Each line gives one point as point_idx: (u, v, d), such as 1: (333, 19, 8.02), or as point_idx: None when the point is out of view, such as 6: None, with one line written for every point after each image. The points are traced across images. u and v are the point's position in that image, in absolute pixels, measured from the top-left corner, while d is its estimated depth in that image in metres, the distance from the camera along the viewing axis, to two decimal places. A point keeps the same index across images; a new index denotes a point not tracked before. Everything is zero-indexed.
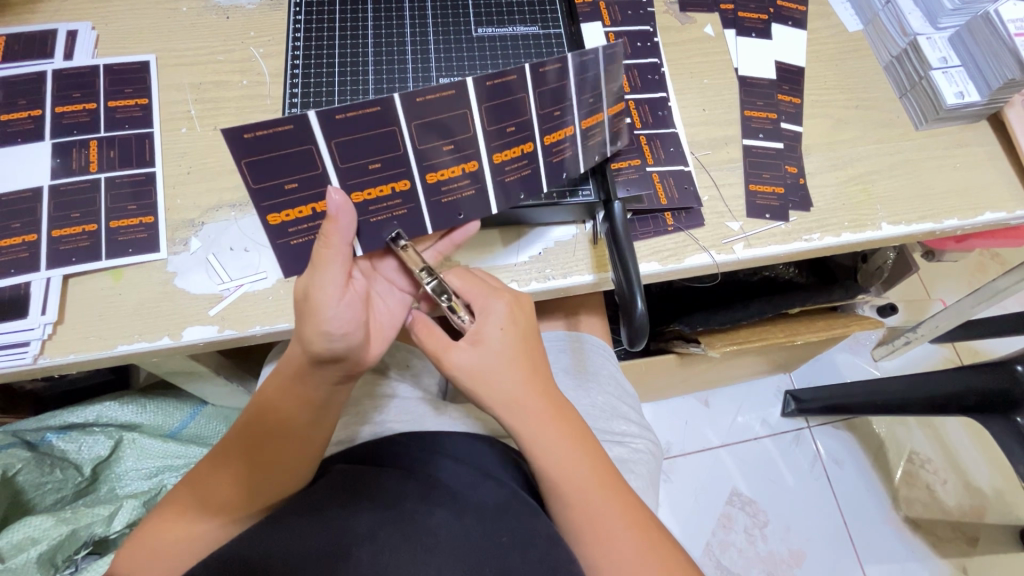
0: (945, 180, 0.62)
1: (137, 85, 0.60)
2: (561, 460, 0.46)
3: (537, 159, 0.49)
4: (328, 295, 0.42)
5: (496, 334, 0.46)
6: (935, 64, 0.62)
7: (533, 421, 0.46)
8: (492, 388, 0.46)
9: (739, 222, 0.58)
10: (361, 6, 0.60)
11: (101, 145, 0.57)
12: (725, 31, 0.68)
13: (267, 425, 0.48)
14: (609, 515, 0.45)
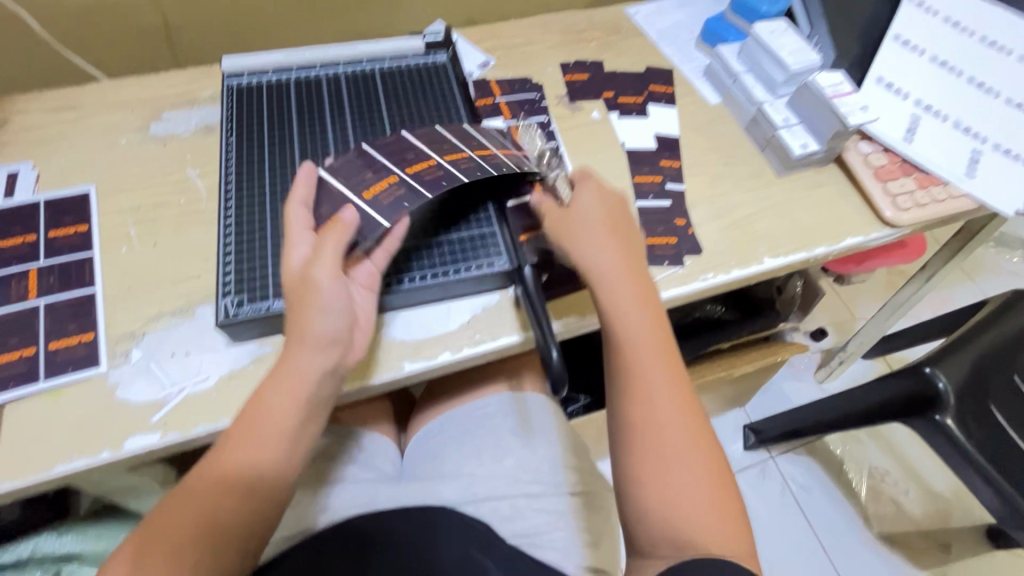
0: (809, 215, 0.73)
1: (77, 214, 0.64)
2: (653, 395, 0.53)
3: (446, 166, 0.58)
4: (317, 280, 0.50)
5: (642, 307, 0.55)
6: (779, 123, 0.74)
7: (625, 298, 0.55)
8: (626, 349, 0.54)
9: None
10: (288, 125, 0.67)
11: (40, 273, 0.59)
12: (609, 114, 0.80)
13: (261, 440, 0.49)
14: (673, 441, 0.51)
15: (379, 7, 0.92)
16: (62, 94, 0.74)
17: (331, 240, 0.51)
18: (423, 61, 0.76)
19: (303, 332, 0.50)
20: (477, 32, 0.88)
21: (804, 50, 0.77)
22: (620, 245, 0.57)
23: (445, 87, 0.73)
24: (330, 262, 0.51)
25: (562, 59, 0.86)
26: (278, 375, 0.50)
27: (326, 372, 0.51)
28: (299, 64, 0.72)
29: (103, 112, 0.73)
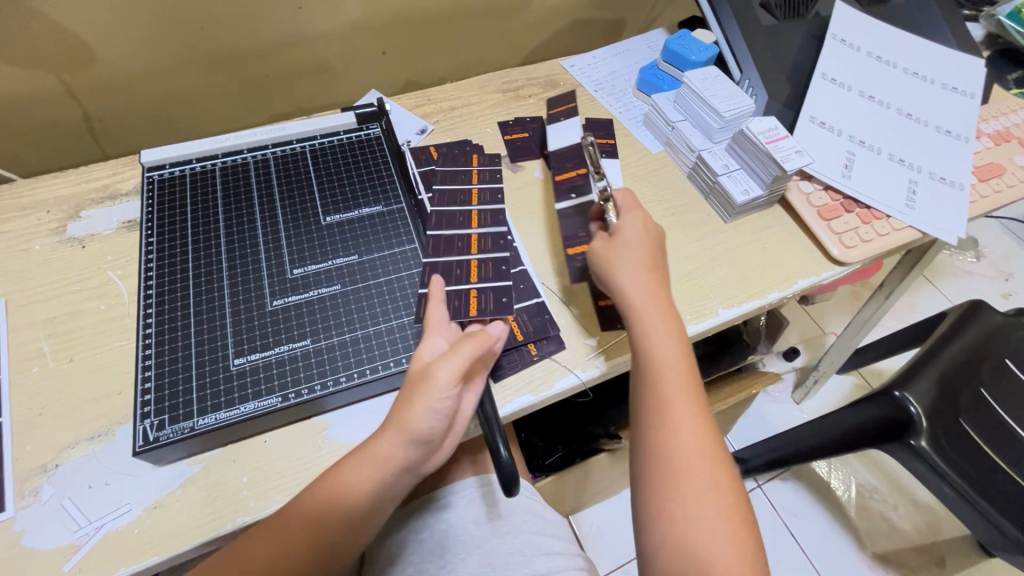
0: (759, 260, 0.72)
1: None
2: (676, 428, 0.50)
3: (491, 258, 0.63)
4: (435, 379, 0.48)
5: (670, 338, 0.54)
6: (719, 171, 0.74)
7: (653, 318, 0.55)
8: (649, 377, 0.52)
9: (595, 337, 0.63)
10: (214, 215, 0.64)
11: None
12: (551, 172, 0.79)
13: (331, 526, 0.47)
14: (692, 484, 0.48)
15: (313, 78, 0.91)
16: None
17: (464, 350, 0.49)
18: (357, 135, 0.74)
19: (408, 432, 0.47)
20: (413, 97, 0.87)
21: (738, 95, 0.77)
22: (655, 274, 0.57)
23: (379, 161, 0.71)
24: (460, 364, 0.49)
25: (501, 118, 0.85)
26: (362, 455, 0.48)
27: (415, 463, 0.49)
28: (225, 149, 0.70)
29: (16, 215, 0.69)
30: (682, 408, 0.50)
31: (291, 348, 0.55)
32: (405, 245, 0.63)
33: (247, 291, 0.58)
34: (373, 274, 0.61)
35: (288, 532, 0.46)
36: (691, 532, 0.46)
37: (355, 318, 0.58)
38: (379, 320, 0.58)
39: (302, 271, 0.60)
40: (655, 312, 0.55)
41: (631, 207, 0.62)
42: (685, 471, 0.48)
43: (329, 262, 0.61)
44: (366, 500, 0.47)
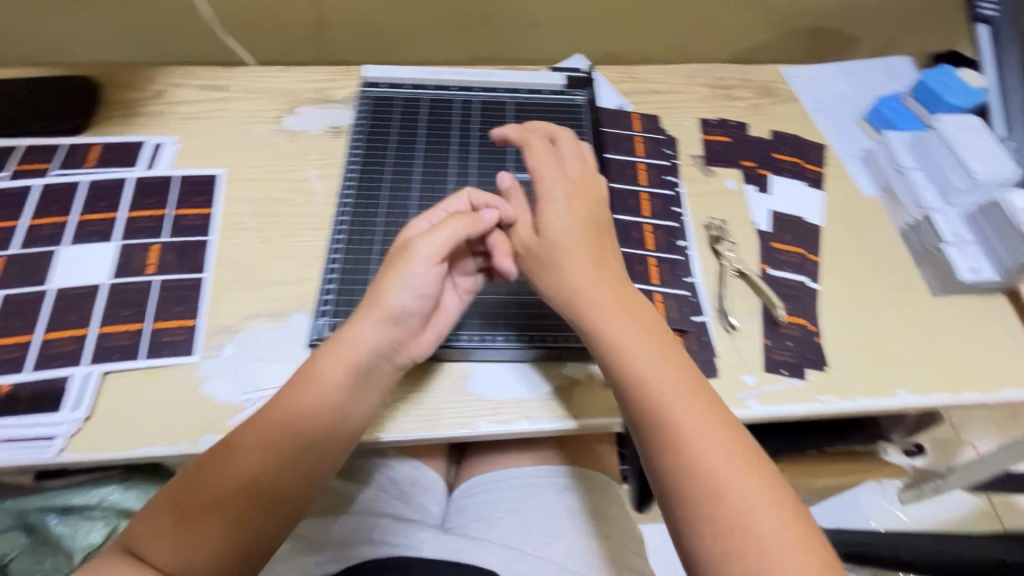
0: (963, 350, 0.62)
1: (204, 196, 0.66)
2: (675, 420, 0.45)
3: (670, 287, 0.62)
4: (432, 239, 0.50)
5: (638, 344, 0.48)
6: (947, 238, 0.65)
7: (605, 313, 0.49)
8: (628, 373, 0.47)
9: (754, 376, 0.59)
10: (414, 144, 0.66)
11: (161, 250, 0.61)
12: (745, 186, 0.73)
13: (259, 431, 0.47)
14: (731, 502, 0.41)
15: (520, 28, 0.90)
16: (214, 74, 0.78)
17: (458, 217, 0.51)
18: (560, 98, 0.72)
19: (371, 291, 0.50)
20: (617, 71, 0.83)
21: (1001, 157, 0.65)
22: (606, 251, 0.52)
23: (577, 130, 0.69)
24: (431, 238, 0.50)
25: (703, 115, 0.80)
26: (342, 356, 0.49)
27: (380, 348, 0.50)
28: (435, 82, 0.71)
29: (246, 97, 0.76)
30: (672, 398, 0.45)
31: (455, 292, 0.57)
32: None
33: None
34: None
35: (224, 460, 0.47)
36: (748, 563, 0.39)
37: None
38: None
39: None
40: (597, 296, 0.50)
41: (542, 169, 0.54)
42: (719, 491, 0.42)
43: None
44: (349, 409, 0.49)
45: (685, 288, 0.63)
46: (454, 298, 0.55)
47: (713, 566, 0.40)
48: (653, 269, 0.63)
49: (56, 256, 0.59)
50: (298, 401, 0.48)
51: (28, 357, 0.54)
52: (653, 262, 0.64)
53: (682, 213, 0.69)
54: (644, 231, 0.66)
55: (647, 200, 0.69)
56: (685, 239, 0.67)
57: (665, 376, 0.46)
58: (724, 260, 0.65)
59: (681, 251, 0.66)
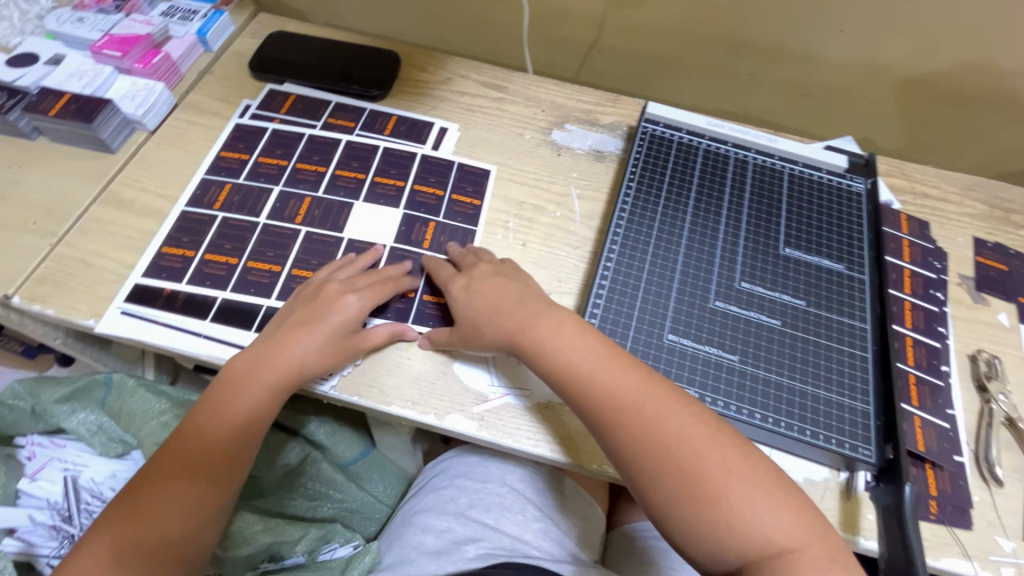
0: None
1: (477, 188, 0.70)
2: (661, 425, 0.48)
3: (928, 413, 0.58)
4: (341, 307, 0.56)
5: (564, 337, 0.52)
6: None
7: (554, 338, 0.52)
8: (592, 391, 0.50)
9: (1012, 542, 0.53)
10: (687, 191, 0.66)
11: (436, 228, 0.66)
12: (1020, 325, 0.66)
13: (241, 387, 0.53)
14: (719, 485, 0.45)
15: (786, 95, 0.88)
16: (497, 74, 0.83)
17: (373, 287, 0.58)
18: (839, 180, 0.69)
19: (338, 321, 0.55)
20: (888, 164, 0.79)
21: None
22: (520, 297, 0.56)
23: (854, 218, 0.66)
24: (363, 304, 0.57)
25: (978, 234, 0.73)
26: (250, 369, 0.54)
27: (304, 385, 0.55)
28: (714, 134, 0.71)
29: (521, 103, 0.80)
30: (657, 411, 0.48)
31: (718, 354, 0.55)
32: (854, 320, 0.59)
33: (696, 278, 0.60)
34: (814, 330, 0.58)
35: (192, 428, 0.53)
36: (748, 525, 0.44)
37: (783, 363, 0.55)
38: (807, 379, 0.55)
39: (748, 288, 0.60)
40: (553, 339, 0.52)
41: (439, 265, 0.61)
42: (704, 478, 0.45)
43: (776, 293, 0.59)
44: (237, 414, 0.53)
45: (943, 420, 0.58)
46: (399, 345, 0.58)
47: (715, 549, 0.44)
48: (914, 389, 0.59)
49: (353, 209, 0.66)
50: (228, 396, 0.53)
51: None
52: (912, 380, 0.60)
53: (947, 335, 0.64)
54: (906, 343, 0.62)
55: (912, 311, 0.64)
56: (947, 364, 0.62)
57: (645, 396, 0.49)
58: (992, 402, 0.59)
59: (944, 376, 0.61)
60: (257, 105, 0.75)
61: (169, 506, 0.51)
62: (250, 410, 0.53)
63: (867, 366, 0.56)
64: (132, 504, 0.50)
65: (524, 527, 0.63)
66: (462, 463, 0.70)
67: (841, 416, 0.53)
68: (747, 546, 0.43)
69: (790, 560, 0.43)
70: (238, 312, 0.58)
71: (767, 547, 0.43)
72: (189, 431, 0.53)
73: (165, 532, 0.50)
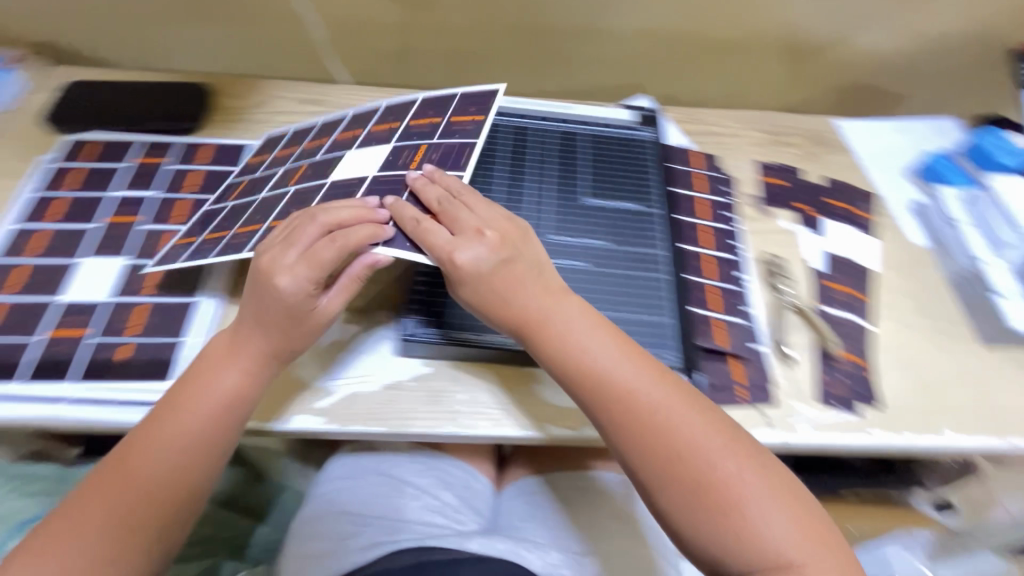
0: (1012, 397, 0.64)
1: (324, 167, 0.65)
2: (624, 385, 0.50)
3: (727, 315, 0.66)
4: (279, 283, 0.51)
5: (582, 319, 0.52)
6: (994, 292, 0.70)
7: (558, 316, 0.52)
8: (568, 361, 0.51)
9: (807, 405, 0.62)
10: (494, 164, 0.71)
11: (284, 198, 0.62)
12: (799, 227, 0.77)
13: (220, 373, 0.52)
14: (705, 447, 0.47)
15: (588, 69, 0.97)
16: (312, 90, 0.85)
17: (297, 255, 0.51)
18: (628, 133, 0.78)
19: (279, 304, 0.51)
20: (679, 113, 0.89)
21: None
22: (535, 283, 0.53)
23: (644, 162, 0.75)
24: (302, 283, 0.51)
25: (758, 158, 0.84)
26: (209, 375, 0.52)
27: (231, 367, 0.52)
28: (515, 111, 0.78)
29: (339, 113, 0.82)
30: (628, 372, 0.50)
31: None
32: (652, 249, 0.66)
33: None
34: (619, 264, 0.64)
35: (162, 427, 0.50)
36: (726, 482, 0.46)
37: (594, 298, 0.62)
38: (613, 307, 0.62)
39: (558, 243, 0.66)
40: (515, 288, 0.52)
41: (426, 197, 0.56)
42: (680, 437, 0.48)
43: (582, 239, 0.66)
44: (205, 418, 0.50)
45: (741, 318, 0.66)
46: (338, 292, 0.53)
47: (691, 505, 0.46)
48: (714, 297, 0.67)
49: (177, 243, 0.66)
50: (195, 394, 0.51)
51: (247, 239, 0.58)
52: (712, 290, 0.68)
53: (738, 246, 0.73)
54: (704, 261, 0.70)
55: (707, 233, 0.73)
56: (741, 270, 0.71)
57: (626, 368, 0.51)
58: (779, 294, 0.69)
59: (739, 281, 0.70)
60: (59, 157, 0.73)
61: (125, 510, 0.47)
62: (223, 406, 0.51)
63: (661, 285, 0.64)
64: (85, 504, 0.47)
65: (403, 507, 0.66)
66: (343, 467, 0.71)
67: (646, 333, 0.60)
68: (724, 500, 0.45)
69: (750, 509, 0.45)
70: (57, 365, 0.57)
71: (734, 500, 0.45)
72: (156, 429, 0.50)
73: (121, 534, 0.47)
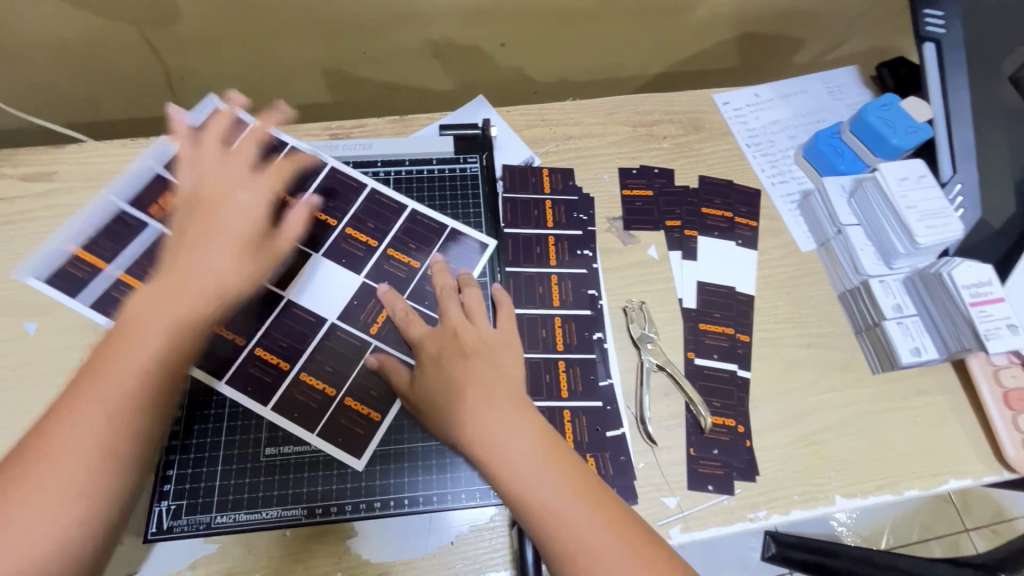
0: (902, 434, 0.57)
1: (126, 243, 0.57)
2: (525, 485, 0.39)
3: (578, 399, 0.56)
4: (237, 204, 0.48)
5: (509, 412, 0.41)
6: (888, 314, 0.57)
7: (460, 391, 0.43)
8: (515, 461, 0.40)
9: (677, 497, 0.53)
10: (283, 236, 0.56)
11: (136, 272, 0.56)
12: (670, 253, 0.65)
13: (148, 336, 0.40)
14: (609, 571, 0.36)
15: (415, 62, 0.78)
16: (37, 156, 0.64)
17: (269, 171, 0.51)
18: (451, 167, 0.62)
19: (235, 218, 0.47)
20: (525, 113, 0.72)
21: (945, 214, 0.58)
22: (456, 356, 0.45)
23: (471, 208, 0.61)
24: (239, 189, 0.49)
25: (623, 163, 0.70)
26: (84, 397, 0.38)
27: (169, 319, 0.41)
28: None
29: (79, 186, 0.63)
30: (530, 469, 0.39)
31: (333, 446, 0.49)
32: None
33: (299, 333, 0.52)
34: None
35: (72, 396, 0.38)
36: None
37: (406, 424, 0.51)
38: None
39: (365, 340, 0.53)
40: (463, 376, 0.43)
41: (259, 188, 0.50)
42: (586, 552, 0.37)
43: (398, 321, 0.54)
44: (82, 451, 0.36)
45: (597, 400, 0.56)
46: (221, 240, 0.46)
47: None
48: (563, 376, 0.56)
49: None
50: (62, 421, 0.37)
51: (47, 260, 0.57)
52: (563, 366, 0.57)
53: (599, 296, 0.61)
54: (554, 327, 0.58)
55: (556, 286, 0.60)
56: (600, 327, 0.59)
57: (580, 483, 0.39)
58: (643, 354, 0.58)
59: (597, 345, 0.58)
60: None
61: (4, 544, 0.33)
62: (170, 336, 0.40)
63: None
64: None
65: None
66: None
67: None
68: None
69: None
70: None
71: None
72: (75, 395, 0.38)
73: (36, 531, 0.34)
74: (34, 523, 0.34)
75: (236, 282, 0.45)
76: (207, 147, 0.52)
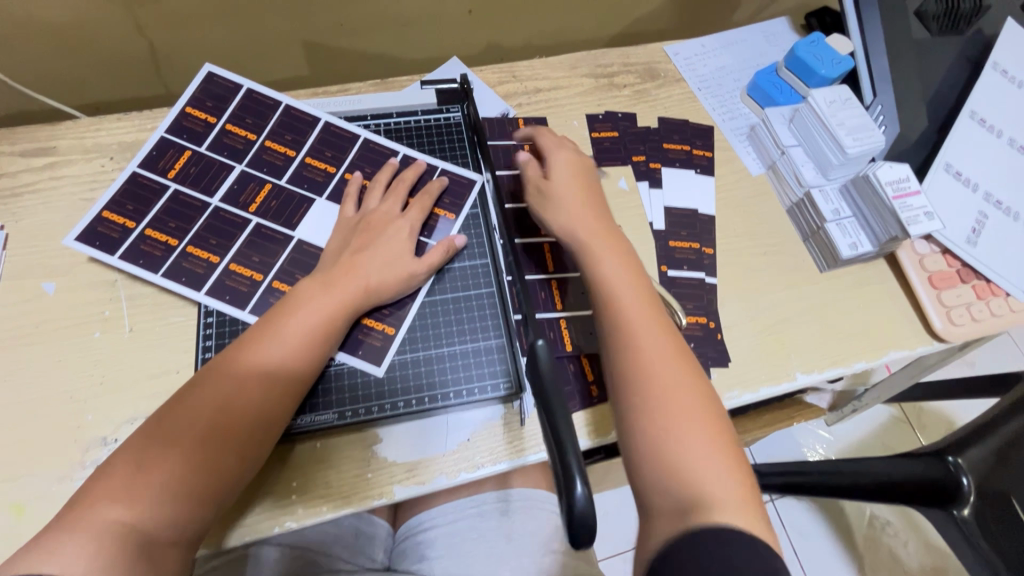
0: (849, 319, 0.66)
1: (140, 203, 0.59)
2: (640, 339, 0.51)
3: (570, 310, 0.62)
4: (392, 232, 0.57)
5: (631, 279, 0.54)
6: (829, 216, 0.66)
7: (588, 238, 0.57)
8: (629, 309, 0.52)
9: None
10: (288, 184, 0.61)
11: (156, 228, 0.58)
12: (638, 183, 0.72)
13: (281, 332, 0.50)
14: (679, 401, 0.47)
15: (390, 33, 0.83)
16: (36, 133, 0.67)
17: (415, 207, 0.60)
18: (436, 117, 0.68)
19: (382, 234, 0.57)
20: (498, 70, 0.78)
21: (868, 128, 0.67)
22: (596, 221, 0.59)
23: (458, 152, 0.67)
24: (396, 208, 0.59)
25: (590, 110, 0.77)
26: (226, 378, 0.48)
27: (318, 317, 0.51)
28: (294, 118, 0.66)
29: (80, 158, 0.66)
30: (647, 329, 0.51)
31: (354, 357, 0.54)
32: (477, 259, 0.61)
33: (308, 262, 0.58)
34: (443, 287, 0.59)
35: (182, 411, 0.46)
36: (682, 451, 0.45)
37: (418, 337, 0.56)
38: (452, 342, 0.57)
39: None
40: (590, 230, 0.58)
41: (392, 200, 0.60)
42: (670, 389, 0.48)
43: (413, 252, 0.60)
44: (225, 414, 0.46)
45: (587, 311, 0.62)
46: (391, 238, 0.57)
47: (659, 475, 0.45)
48: (555, 293, 0.62)
49: None
50: (219, 385, 0.47)
51: (80, 224, 0.58)
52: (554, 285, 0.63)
53: None
54: (543, 252, 0.64)
55: None
56: None
57: (675, 360, 0.50)
58: None
59: None
60: None
61: (169, 470, 0.44)
62: (309, 334, 0.50)
63: (494, 303, 0.59)
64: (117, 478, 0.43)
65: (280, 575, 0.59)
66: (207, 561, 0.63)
67: (480, 360, 0.56)
68: (688, 479, 0.44)
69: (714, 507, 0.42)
70: None
71: (699, 489, 0.43)
72: (198, 390, 0.47)
73: (185, 493, 0.44)
74: (204, 455, 0.45)
75: (383, 283, 0.54)
76: (386, 191, 0.61)
